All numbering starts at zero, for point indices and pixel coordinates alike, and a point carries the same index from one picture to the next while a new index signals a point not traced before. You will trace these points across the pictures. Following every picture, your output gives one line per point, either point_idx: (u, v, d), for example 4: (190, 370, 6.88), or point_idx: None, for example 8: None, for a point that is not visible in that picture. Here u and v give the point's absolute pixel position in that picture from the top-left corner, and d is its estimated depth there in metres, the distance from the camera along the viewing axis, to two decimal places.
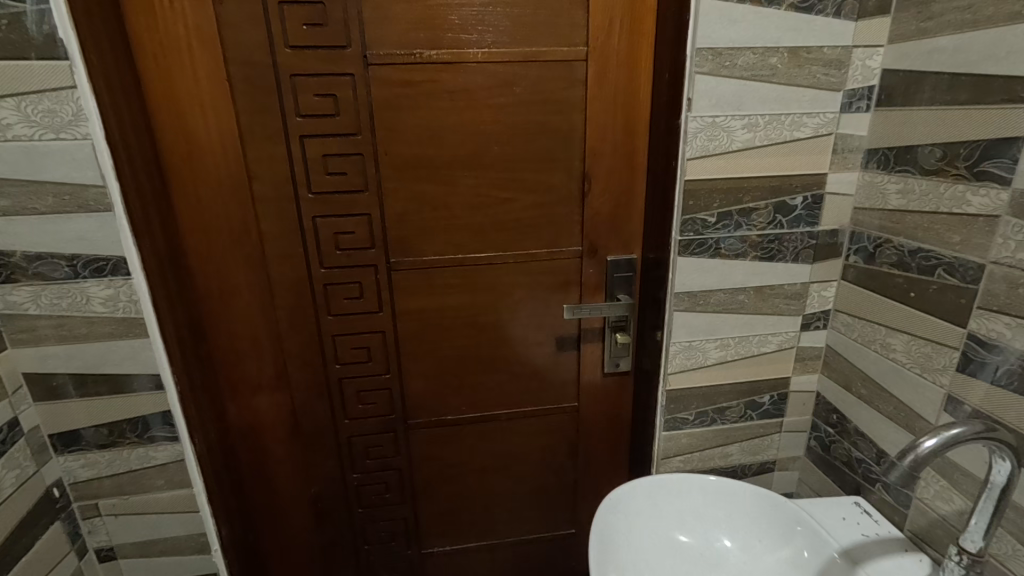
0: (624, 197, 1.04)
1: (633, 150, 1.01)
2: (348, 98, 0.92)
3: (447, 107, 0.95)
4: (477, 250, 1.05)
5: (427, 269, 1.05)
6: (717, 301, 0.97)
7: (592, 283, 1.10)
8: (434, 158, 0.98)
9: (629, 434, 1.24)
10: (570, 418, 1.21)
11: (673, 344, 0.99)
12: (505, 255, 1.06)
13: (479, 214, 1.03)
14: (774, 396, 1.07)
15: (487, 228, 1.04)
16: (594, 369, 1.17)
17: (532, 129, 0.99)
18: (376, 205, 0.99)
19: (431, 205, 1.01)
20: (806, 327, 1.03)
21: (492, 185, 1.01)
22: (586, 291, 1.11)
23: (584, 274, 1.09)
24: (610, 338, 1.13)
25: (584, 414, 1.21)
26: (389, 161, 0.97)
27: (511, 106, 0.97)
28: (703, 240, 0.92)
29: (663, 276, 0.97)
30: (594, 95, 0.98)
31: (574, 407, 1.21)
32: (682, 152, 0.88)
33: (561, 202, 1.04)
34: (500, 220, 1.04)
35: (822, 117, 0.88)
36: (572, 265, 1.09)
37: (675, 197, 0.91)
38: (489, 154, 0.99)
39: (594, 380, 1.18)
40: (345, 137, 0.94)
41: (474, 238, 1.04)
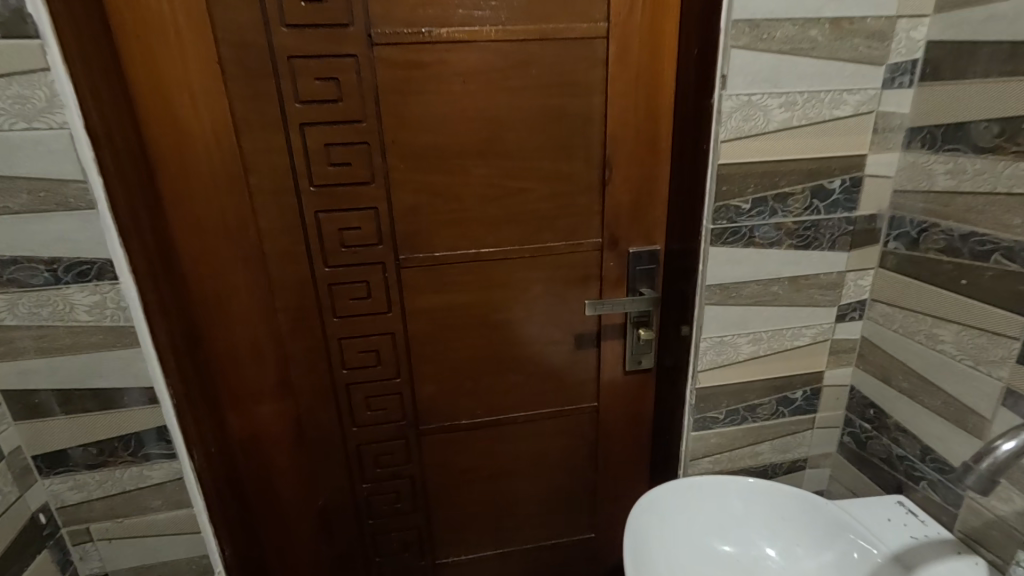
0: (647, 185, 0.98)
1: (657, 134, 0.95)
2: (351, 81, 0.84)
3: (458, 90, 0.88)
4: (491, 245, 0.98)
5: (438, 266, 0.98)
6: (750, 294, 0.91)
7: (612, 276, 1.04)
8: (445, 146, 0.91)
9: (651, 434, 1.19)
10: (590, 419, 1.16)
11: (704, 340, 0.94)
12: (521, 249, 0.99)
13: (493, 206, 0.96)
14: (807, 392, 1.02)
15: (501, 221, 0.97)
16: (614, 367, 1.11)
17: (550, 113, 0.92)
18: (383, 198, 0.92)
19: (442, 197, 0.94)
20: (841, 319, 0.97)
21: (507, 175, 0.95)
22: (607, 285, 1.04)
23: (605, 267, 1.03)
24: (632, 334, 1.07)
25: (604, 415, 1.15)
26: (397, 150, 0.89)
27: (527, 88, 0.90)
28: (737, 229, 0.86)
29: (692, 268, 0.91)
30: (616, 76, 0.91)
31: (593, 408, 1.15)
32: (715, 134, 0.82)
33: (580, 192, 0.98)
34: (515, 212, 0.97)
35: (864, 94, 0.82)
36: (592, 258, 1.02)
37: (706, 184, 0.85)
38: (504, 141, 0.92)
39: (614, 379, 1.13)
40: (349, 124, 0.86)
41: (489, 232, 0.97)
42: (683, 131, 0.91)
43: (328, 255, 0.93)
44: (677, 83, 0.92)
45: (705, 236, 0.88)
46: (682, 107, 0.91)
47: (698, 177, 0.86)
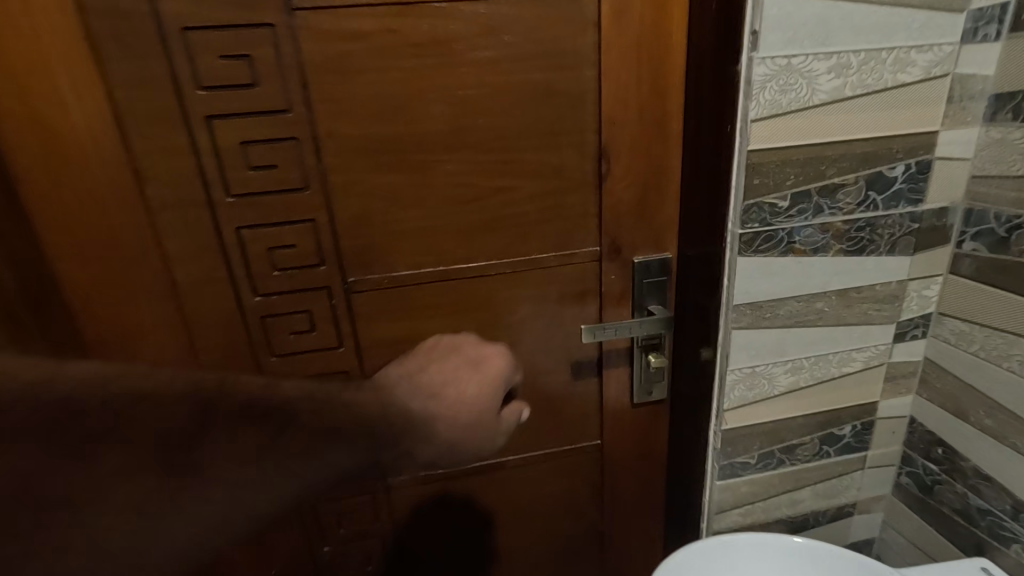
0: (654, 179, 0.79)
1: (665, 115, 0.76)
2: (267, 58, 0.65)
3: (409, 67, 0.69)
4: (462, 260, 0.80)
5: (398, 289, 0.79)
6: (788, 313, 0.72)
7: (613, 293, 0.85)
8: (398, 139, 0.72)
9: (666, 474, 1.00)
10: (593, 459, 0.97)
11: (731, 372, 0.75)
12: (501, 263, 0.81)
13: (463, 213, 0.77)
14: (856, 426, 0.83)
15: (474, 230, 0.78)
16: (620, 399, 0.92)
17: (528, 93, 0.73)
18: (322, 207, 0.73)
19: (398, 203, 0.75)
20: (899, 338, 0.78)
21: (478, 173, 0.76)
22: (607, 304, 0.85)
23: (604, 281, 0.84)
24: (640, 361, 0.88)
25: (609, 453, 0.97)
26: (335, 146, 0.71)
27: (498, 63, 0.71)
28: (772, 233, 0.67)
29: (713, 284, 0.72)
30: (611, 41, 0.71)
31: (596, 445, 0.96)
32: (743, 111, 0.62)
33: (570, 191, 0.79)
34: (491, 219, 0.78)
35: (937, 52, 0.63)
36: (588, 270, 0.83)
37: (730, 176, 0.66)
38: (471, 131, 0.73)
39: (621, 412, 0.94)
40: (269, 115, 0.67)
41: (459, 244, 0.79)
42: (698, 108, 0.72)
43: (257, 281, 0.74)
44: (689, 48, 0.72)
45: (729, 242, 0.69)
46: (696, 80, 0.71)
47: (719, 167, 0.66)
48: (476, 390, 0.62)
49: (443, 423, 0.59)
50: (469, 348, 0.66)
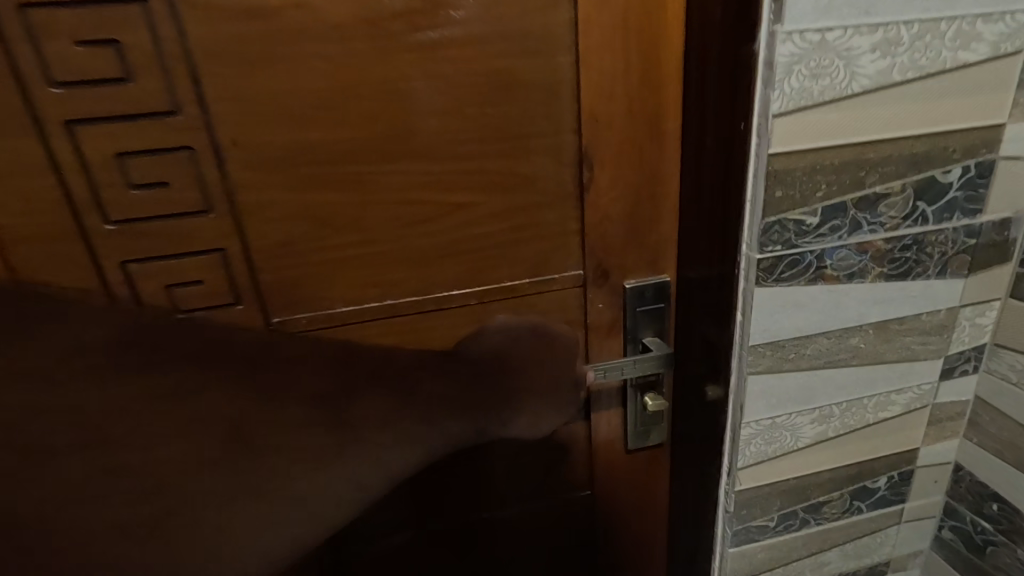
0: (647, 188, 0.64)
1: (659, 110, 0.61)
2: (140, 44, 0.50)
3: (332, 54, 0.54)
4: (416, 292, 0.65)
5: (335, 330, 0.64)
6: (817, 354, 0.58)
7: (600, 324, 0.70)
8: (324, 145, 0.57)
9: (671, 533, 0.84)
10: (584, 518, 0.82)
11: (747, 426, 0.61)
12: (463, 293, 0.66)
13: (414, 235, 0.62)
14: (893, 477, 0.70)
15: (428, 256, 0.64)
16: (612, 447, 0.78)
17: (488, 85, 0.58)
18: (233, 233, 0.58)
19: (330, 225, 0.60)
20: (947, 375, 0.65)
21: (430, 185, 0.61)
22: (594, 338, 0.71)
23: (589, 310, 0.69)
24: (635, 402, 0.74)
25: (603, 504, 0.81)
26: (243, 157, 0.55)
27: (448, 46, 0.56)
28: (798, 257, 0.53)
29: (723, 319, 0.57)
30: (589, 17, 0.57)
31: (588, 495, 0.80)
32: (762, 103, 0.48)
33: (545, 204, 0.64)
34: (448, 241, 0.63)
35: (1010, 22, 0.49)
36: (570, 298, 0.69)
37: (745, 187, 0.51)
38: (419, 133, 0.58)
39: (614, 461, 0.78)
40: (150, 118, 0.52)
41: (410, 273, 0.64)
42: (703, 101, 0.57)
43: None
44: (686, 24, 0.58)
45: (744, 269, 0.54)
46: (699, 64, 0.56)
47: (733, 175, 0.52)
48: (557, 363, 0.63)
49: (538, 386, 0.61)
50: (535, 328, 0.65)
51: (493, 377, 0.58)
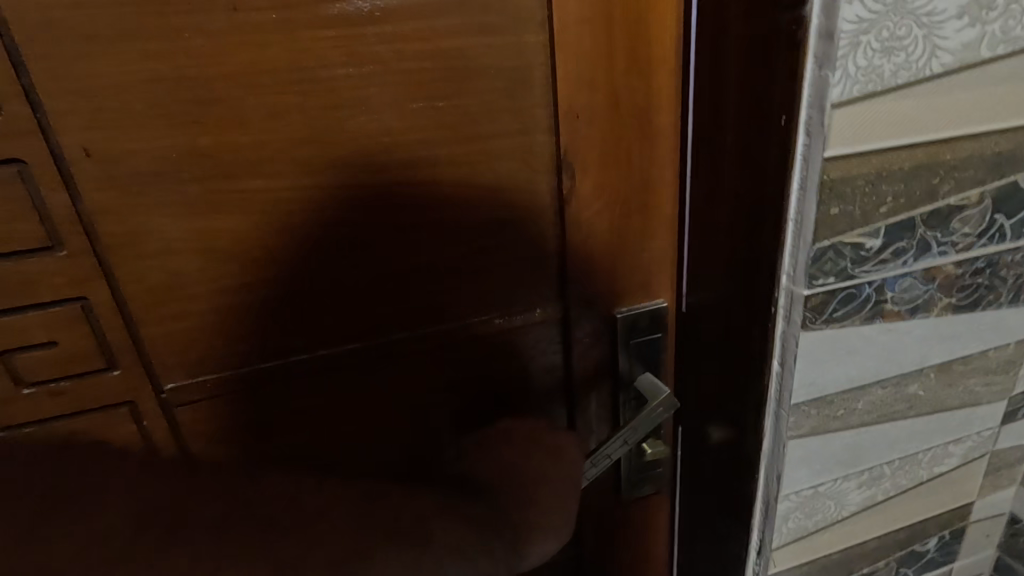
0: (643, 200, 0.51)
1: (656, 99, 0.47)
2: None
3: (218, 31, 0.39)
4: (354, 339, 0.50)
5: (254, 390, 0.50)
6: (871, 407, 0.46)
7: (591, 368, 0.56)
8: (217, 154, 0.42)
9: None
10: None
11: (785, 500, 0.48)
12: (415, 337, 0.51)
13: (348, 270, 0.48)
14: (943, 537, 0.59)
15: (369, 294, 0.49)
16: (600, 503, 0.59)
17: (439, 73, 0.44)
18: (97, 274, 0.43)
19: (234, 260, 0.45)
20: (1010, 418, 0.54)
21: (367, 202, 0.46)
22: (582, 381, 0.57)
23: (571, 344, 0.55)
24: (634, 453, 0.56)
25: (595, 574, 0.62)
26: (100, 174, 0.40)
27: (381, 20, 0.41)
28: (856, 291, 0.40)
29: (756, 371, 0.45)
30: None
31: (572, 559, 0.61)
32: (814, 90, 0.35)
33: (516, 223, 0.50)
34: (393, 273, 0.49)
35: None
36: (548, 334, 0.55)
37: (786, 203, 0.39)
38: (346, 137, 0.44)
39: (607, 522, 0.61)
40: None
41: (343, 316, 0.49)
42: (718, 88, 0.44)
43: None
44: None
45: (782, 306, 0.42)
46: (712, 40, 0.43)
47: (771, 188, 0.39)
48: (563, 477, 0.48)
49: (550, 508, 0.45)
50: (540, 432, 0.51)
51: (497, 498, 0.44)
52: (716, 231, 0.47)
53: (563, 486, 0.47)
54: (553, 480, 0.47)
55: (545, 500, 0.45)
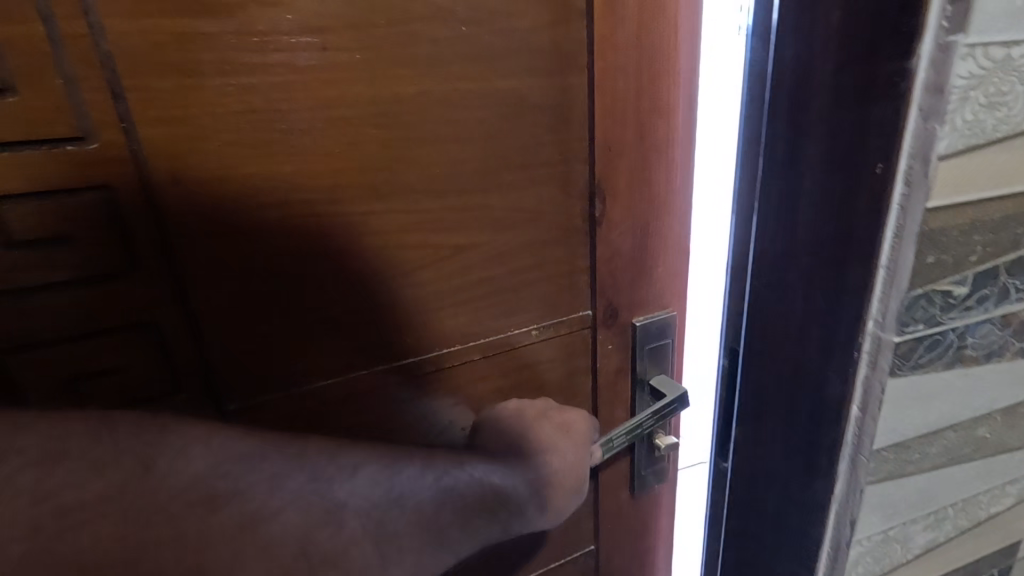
0: (652, 219, 0.56)
1: (676, 133, 0.53)
2: (16, 42, 0.33)
3: (301, 64, 0.39)
4: (406, 359, 0.50)
5: (316, 419, 0.48)
6: (944, 449, 0.48)
7: (614, 373, 0.60)
8: (293, 179, 0.41)
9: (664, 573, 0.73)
10: None
11: (857, 542, 0.50)
12: (467, 348, 0.52)
13: (403, 292, 0.48)
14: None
15: (420, 315, 0.49)
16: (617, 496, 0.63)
17: (505, 109, 0.47)
18: (169, 297, 0.41)
19: (308, 281, 0.45)
20: None
21: (435, 225, 0.47)
22: (602, 387, 0.60)
23: (596, 353, 0.58)
24: (647, 445, 0.62)
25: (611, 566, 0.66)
26: (186, 198, 0.39)
27: (449, 58, 0.43)
28: (941, 336, 0.43)
29: (835, 411, 0.48)
30: (609, 29, 0.47)
31: (590, 552, 0.65)
32: (915, 138, 0.38)
33: (553, 242, 0.52)
34: (453, 293, 0.50)
35: None
36: (579, 341, 0.57)
37: (878, 250, 0.42)
38: (420, 165, 0.45)
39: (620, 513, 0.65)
40: (30, 148, 0.34)
41: (396, 338, 0.49)
42: (791, 126, 0.41)
43: None
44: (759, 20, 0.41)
45: (867, 351, 0.45)
46: (791, 74, 0.40)
47: (861, 227, 0.42)
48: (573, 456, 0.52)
49: (559, 487, 0.51)
50: (547, 407, 0.53)
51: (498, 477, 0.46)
52: (779, 274, 0.45)
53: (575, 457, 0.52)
54: (555, 447, 0.51)
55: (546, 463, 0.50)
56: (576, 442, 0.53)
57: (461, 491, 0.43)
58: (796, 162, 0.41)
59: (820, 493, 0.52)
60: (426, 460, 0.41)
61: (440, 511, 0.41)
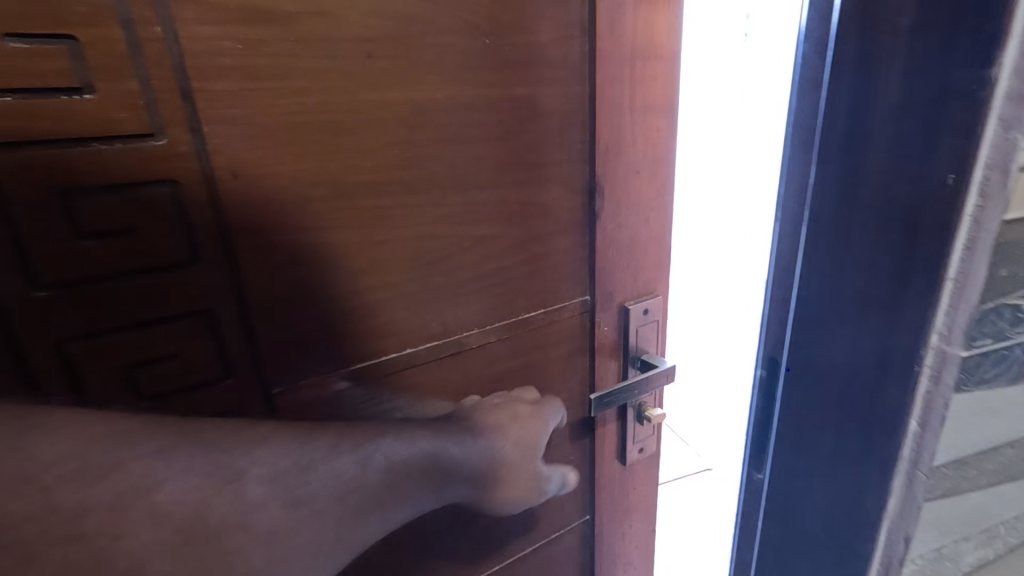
0: (642, 213, 0.60)
1: (660, 133, 0.57)
2: (100, 42, 0.33)
3: (352, 71, 0.41)
4: (431, 344, 0.52)
5: (352, 405, 0.49)
6: (1000, 464, 0.50)
7: (607, 349, 0.63)
8: (343, 176, 0.43)
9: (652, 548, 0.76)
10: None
11: (911, 557, 0.51)
12: (482, 332, 0.54)
13: (435, 284, 0.50)
14: None
15: (451, 305, 0.52)
16: (611, 466, 0.67)
17: (521, 112, 0.50)
18: (226, 287, 0.42)
19: (355, 269, 0.46)
20: None
21: (458, 215, 0.49)
22: (595, 365, 0.63)
23: (593, 334, 0.61)
24: (636, 412, 0.65)
25: (606, 539, 0.70)
26: (243, 193, 0.40)
27: (476, 66, 0.47)
28: (1009, 350, 0.45)
29: (893, 427, 0.49)
30: (609, 41, 0.51)
31: (586, 521, 0.68)
32: (998, 159, 0.39)
33: (558, 233, 0.56)
34: (474, 281, 0.52)
35: None
36: (576, 326, 0.60)
37: (947, 265, 0.43)
38: (449, 162, 0.48)
39: (613, 484, 0.68)
40: (108, 144, 0.35)
41: (430, 328, 0.51)
42: (846, 153, 0.43)
43: None
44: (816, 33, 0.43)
45: (929, 364, 0.46)
46: (848, 104, 0.42)
47: (931, 247, 0.42)
48: (519, 441, 0.49)
49: (507, 466, 0.48)
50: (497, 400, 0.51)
51: (441, 462, 0.42)
52: (829, 296, 0.48)
53: (521, 447, 0.50)
54: (503, 427, 0.49)
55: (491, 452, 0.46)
56: (526, 432, 0.50)
57: (391, 472, 0.39)
58: (850, 186, 0.44)
59: (872, 510, 0.52)
60: (353, 448, 0.37)
61: (366, 489, 0.37)
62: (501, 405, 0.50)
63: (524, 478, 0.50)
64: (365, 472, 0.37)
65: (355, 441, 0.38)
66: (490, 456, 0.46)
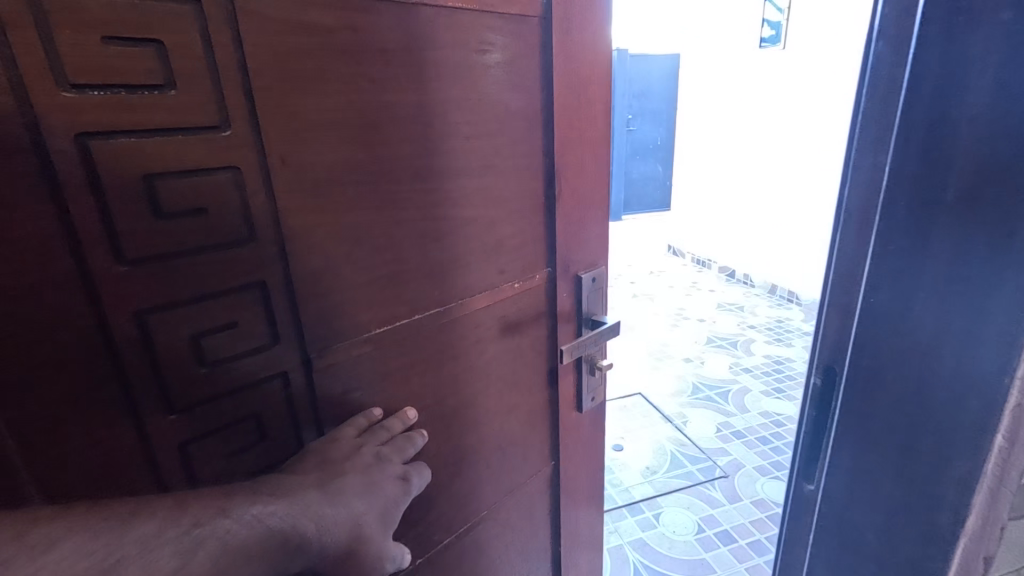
0: (588, 199, 0.76)
1: (594, 138, 0.74)
2: (178, 48, 0.42)
3: (375, 77, 0.52)
4: (424, 312, 0.62)
5: (360, 367, 0.58)
6: None
7: (567, 313, 0.79)
8: (367, 164, 0.53)
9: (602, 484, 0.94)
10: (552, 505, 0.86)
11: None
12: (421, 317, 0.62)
13: (435, 254, 0.61)
14: None
15: (449, 274, 0.63)
16: (569, 414, 0.83)
17: (500, 116, 0.63)
18: (273, 261, 0.49)
19: (377, 242, 0.56)
20: None
21: (453, 197, 0.61)
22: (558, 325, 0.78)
23: (557, 300, 0.76)
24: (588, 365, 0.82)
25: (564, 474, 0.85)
26: (292, 178, 0.49)
27: (466, 74, 0.59)
28: None
29: (982, 452, 0.42)
30: (562, 63, 0.67)
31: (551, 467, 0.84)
32: None
33: (524, 215, 0.69)
34: (465, 254, 0.64)
35: None
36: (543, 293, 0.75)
37: None
38: (447, 154, 0.59)
39: (569, 428, 0.84)
40: (192, 134, 0.44)
41: (431, 294, 0.62)
42: (926, 150, 0.39)
43: (174, 393, 0.46)
44: (892, 27, 0.40)
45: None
46: (937, 86, 0.38)
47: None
48: (368, 509, 0.51)
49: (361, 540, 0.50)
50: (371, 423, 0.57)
51: (292, 538, 0.43)
52: (903, 305, 0.42)
53: (375, 522, 0.52)
54: (350, 493, 0.50)
55: (348, 525, 0.49)
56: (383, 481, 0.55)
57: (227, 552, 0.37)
58: (932, 190, 0.39)
59: (944, 542, 0.45)
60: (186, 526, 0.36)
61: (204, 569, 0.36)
62: (370, 472, 0.54)
63: (373, 555, 0.51)
64: (190, 564, 0.35)
65: (186, 524, 0.36)
66: (344, 530, 0.48)
